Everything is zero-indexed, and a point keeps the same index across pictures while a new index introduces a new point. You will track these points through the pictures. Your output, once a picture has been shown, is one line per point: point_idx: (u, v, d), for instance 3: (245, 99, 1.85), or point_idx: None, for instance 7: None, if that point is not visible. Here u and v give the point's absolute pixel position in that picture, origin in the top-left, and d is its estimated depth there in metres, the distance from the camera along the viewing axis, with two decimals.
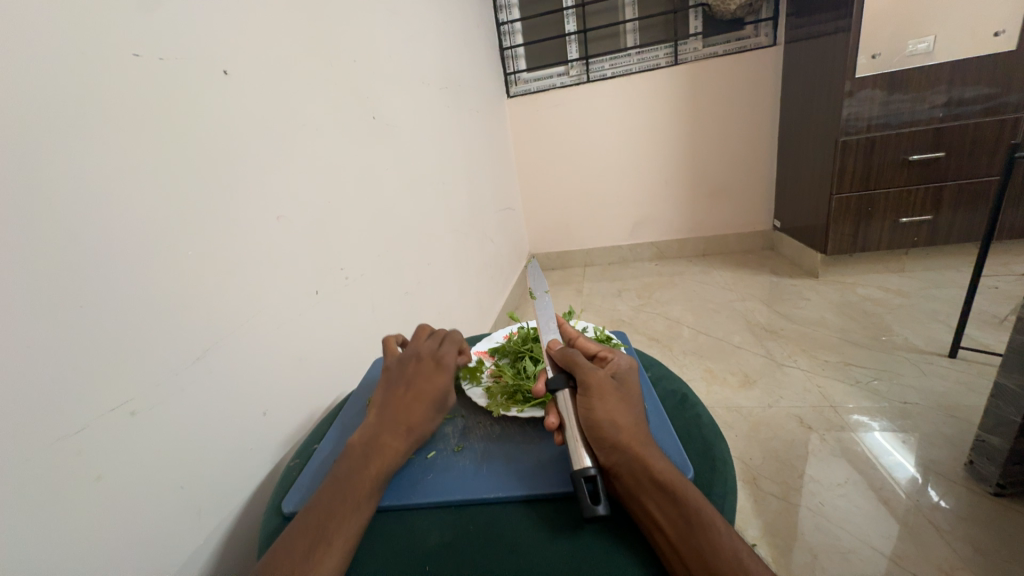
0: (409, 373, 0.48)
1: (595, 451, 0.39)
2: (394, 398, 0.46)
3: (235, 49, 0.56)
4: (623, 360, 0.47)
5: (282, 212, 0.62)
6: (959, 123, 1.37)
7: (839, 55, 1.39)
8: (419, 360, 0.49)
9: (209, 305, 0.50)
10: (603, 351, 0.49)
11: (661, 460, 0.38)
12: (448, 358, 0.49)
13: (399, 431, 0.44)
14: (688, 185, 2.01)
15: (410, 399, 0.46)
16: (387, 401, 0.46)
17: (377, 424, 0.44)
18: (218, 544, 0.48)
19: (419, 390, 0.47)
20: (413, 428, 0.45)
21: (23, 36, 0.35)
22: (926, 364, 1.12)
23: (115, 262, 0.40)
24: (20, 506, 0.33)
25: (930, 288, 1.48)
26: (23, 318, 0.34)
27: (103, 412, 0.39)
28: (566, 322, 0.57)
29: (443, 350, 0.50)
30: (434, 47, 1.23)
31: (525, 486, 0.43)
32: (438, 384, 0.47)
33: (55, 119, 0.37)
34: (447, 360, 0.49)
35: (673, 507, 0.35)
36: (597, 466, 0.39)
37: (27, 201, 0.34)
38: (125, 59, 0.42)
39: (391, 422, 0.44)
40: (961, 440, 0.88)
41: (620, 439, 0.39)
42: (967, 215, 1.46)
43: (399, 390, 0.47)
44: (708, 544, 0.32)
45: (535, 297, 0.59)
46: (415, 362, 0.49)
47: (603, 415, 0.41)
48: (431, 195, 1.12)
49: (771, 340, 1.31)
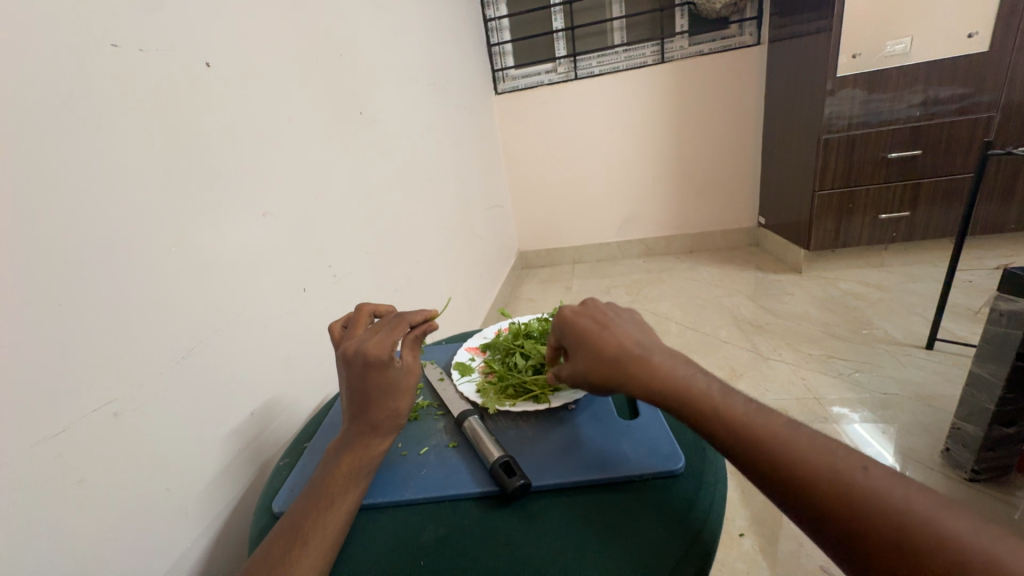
0: (350, 378, 0.42)
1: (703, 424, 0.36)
2: (350, 401, 0.43)
3: (218, 42, 0.55)
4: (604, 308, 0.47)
5: (268, 209, 0.61)
6: (935, 122, 1.41)
7: (820, 54, 1.42)
8: (348, 363, 0.42)
9: (196, 303, 0.49)
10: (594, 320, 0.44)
11: (687, 377, 0.38)
12: (378, 350, 0.42)
13: (366, 429, 0.42)
14: (676, 182, 2.03)
15: (367, 398, 0.42)
16: (348, 404, 0.43)
17: (347, 428, 0.43)
18: (207, 547, 0.48)
19: (366, 392, 0.42)
20: (383, 424, 0.42)
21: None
22: (905, 356, 1.15)
23: (97, 258, 0.39)
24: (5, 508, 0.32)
25: (908, 282, 1.52)
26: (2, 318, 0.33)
27: (87, 413, 0.38)
28: (478, 377, 0.59)
29: (369, 343, 0.42)
30: (422, 42, 1.22)
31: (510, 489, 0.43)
32: (388, 379, 0.42)
33: (30, 109, 0.35)
34: (376, 355, 0.41)
35: (712, 414, 0.36)
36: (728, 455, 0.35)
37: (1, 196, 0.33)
38: (104, 49, 0.41)
39: (354, 425, 0.42)
40: (938, 429, 0.91)
41: (638, 390, 0.39)
42: (943, 211, 1.50)
43: (350, 395, 0.43)
44: (753, 431, 0.34)
45: (442, 380, 0.59)
46: (349, 366, 0.42)
47: (608, 364, 0.41)
48: (419, 189, 1.11)
49: (757, 335, 1.33)
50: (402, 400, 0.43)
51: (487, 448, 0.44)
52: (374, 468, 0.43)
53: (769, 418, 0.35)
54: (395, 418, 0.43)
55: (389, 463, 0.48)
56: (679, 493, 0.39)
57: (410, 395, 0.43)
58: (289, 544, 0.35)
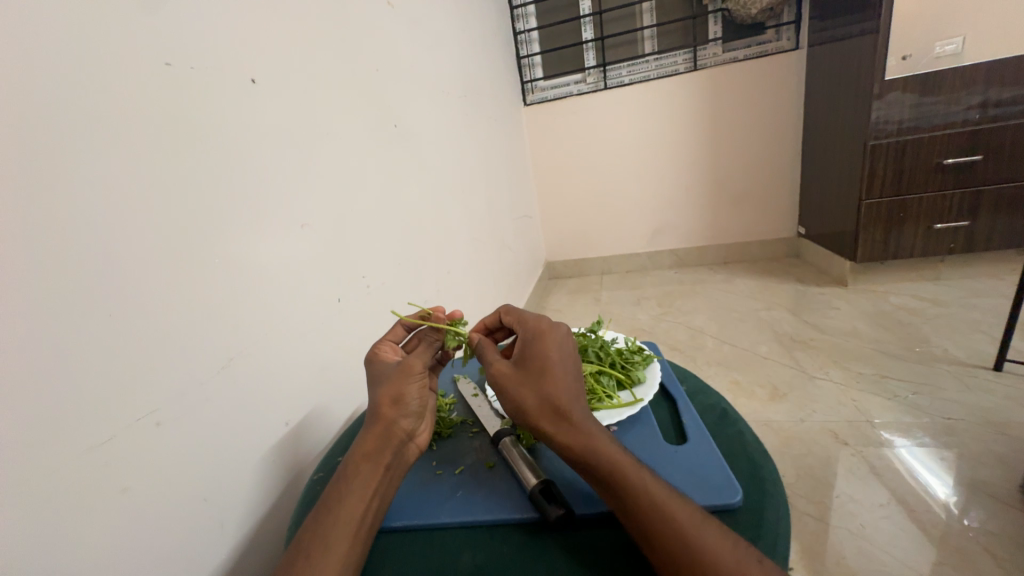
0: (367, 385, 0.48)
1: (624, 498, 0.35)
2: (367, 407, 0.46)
3: (262, 59, 0.57)
4: (560, 336, 0.45)
5: (306, 221, 0.62)
6: (996, 126, 1.31)
7: (865, 57, 1.35)
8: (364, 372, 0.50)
9: (235, 314, 0.49)
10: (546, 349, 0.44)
11: (610, 445, 0.38)
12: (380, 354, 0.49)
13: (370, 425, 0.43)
14: (709, 191, 1.97)
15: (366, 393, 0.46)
16: None
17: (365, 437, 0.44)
18: (240, 561, 0.47)
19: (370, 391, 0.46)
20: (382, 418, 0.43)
21: (45, 39, 0.34)
22: (969, 377, 1.06)
23: (143, 269, 0.40)
24: (36, 519, 0.32)
25: (969, 297, 1.41)
26: (37, 329, 0.33)
27: (130, 422, 0.38)
28: None
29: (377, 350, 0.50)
30: (454, 56, 1.24)
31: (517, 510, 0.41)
32: (379, 371, 0.47)
33: (85, 126, 0.37)
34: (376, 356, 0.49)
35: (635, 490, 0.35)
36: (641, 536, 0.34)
37: (32, 209, 0.33)
38: (155, 68, 0.43)
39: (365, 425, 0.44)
40: (1013, 460, 0.83)
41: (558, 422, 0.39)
42: (1007, 221, 1.39)
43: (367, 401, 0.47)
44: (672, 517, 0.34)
45: (477, 396, 0.57)
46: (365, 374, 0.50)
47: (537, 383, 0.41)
48: (450, 201, 1.11)
49: (800, 351, 1.26)
50: (396, 390, 0.44)
51: (526, 472, 0.43)
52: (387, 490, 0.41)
53: (683, 508, 0.35)
54: (392, 407, 0.44)
55: (424, 483, 0.46)
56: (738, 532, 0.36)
57: (405, 382, 0.45)
58: (318, 560, 0.35)
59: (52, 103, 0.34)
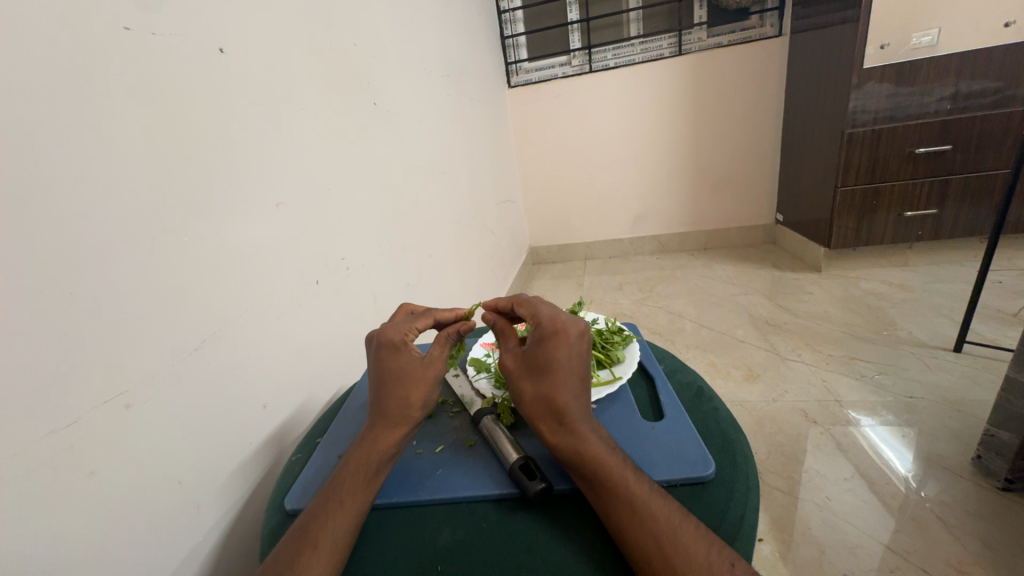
0: (374, 367, 0.46)
1: (604, 491, 0.36)
2: (375, 387, 0.45)
3: (232, 28, 0.54)
4: (569, 342, 0.42)
5: (281, 199, 0.60)
6: (967, 116, 1.35)
7: (846, 45, 1.37)
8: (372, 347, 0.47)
9: (209, 295, 0.48)
10: (550, 355, 0.42)
11: (597, 443, 0.38)
12: (397, 335, 0.46)
13: (378, 421, 0.43)
14: (691, 177, 1.98)
15: (383, 385, 0.44)
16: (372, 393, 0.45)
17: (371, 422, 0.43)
18: (216, 544, 0.47)
19: (386, 380, 0.44)
20: (395, 415, 0.43)
21: None
22: (930, 358, 1.11)
23: (109, 247, 0.38)
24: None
25: (934, 282, 1.47)
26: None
27: (98, 404, 0.37)
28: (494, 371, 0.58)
29: (391, 328, 0.47)
30: (435, 32, 1.20)
31: (501, 485, 0.42)
32: (403, 362, 0.45)
33: (39, 92, 0.34)
34: (395, 338, 0.46)
35: (618, 484, 0.36)
36: (617, 529, 0.34)
37: None
38: (116, 34, 0.40)
39: (376, 415, 0.43)
40: (967, 435, 0.88)
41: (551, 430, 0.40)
42: (971, 209, 1.45)
43: (376, 381, 0.45)
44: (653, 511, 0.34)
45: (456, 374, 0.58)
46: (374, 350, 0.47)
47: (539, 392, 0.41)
48: (431, 182, 1.09)
49: (774, 334, 1.30)
50: (415, 391, 0.43)
51: (506, 448, 0.43)
52: (382, 475, 0.41)
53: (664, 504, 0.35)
54: (400, 408, 0.43)
55: (404, 461, 0.46)
56: (710, 503, 0.38)
57: (418, 384, 0.44)
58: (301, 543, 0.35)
59: (7, 69, 0.32)
